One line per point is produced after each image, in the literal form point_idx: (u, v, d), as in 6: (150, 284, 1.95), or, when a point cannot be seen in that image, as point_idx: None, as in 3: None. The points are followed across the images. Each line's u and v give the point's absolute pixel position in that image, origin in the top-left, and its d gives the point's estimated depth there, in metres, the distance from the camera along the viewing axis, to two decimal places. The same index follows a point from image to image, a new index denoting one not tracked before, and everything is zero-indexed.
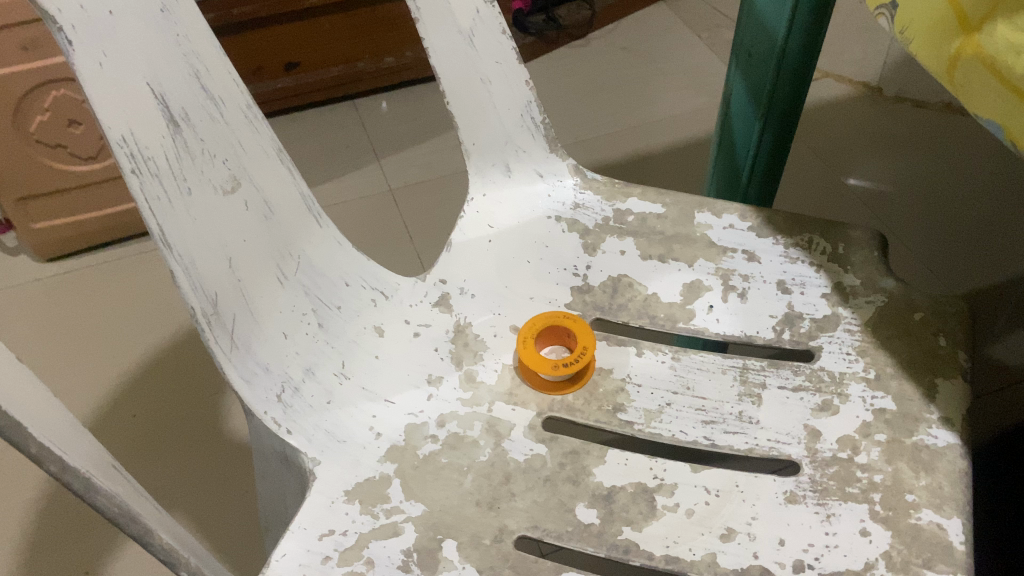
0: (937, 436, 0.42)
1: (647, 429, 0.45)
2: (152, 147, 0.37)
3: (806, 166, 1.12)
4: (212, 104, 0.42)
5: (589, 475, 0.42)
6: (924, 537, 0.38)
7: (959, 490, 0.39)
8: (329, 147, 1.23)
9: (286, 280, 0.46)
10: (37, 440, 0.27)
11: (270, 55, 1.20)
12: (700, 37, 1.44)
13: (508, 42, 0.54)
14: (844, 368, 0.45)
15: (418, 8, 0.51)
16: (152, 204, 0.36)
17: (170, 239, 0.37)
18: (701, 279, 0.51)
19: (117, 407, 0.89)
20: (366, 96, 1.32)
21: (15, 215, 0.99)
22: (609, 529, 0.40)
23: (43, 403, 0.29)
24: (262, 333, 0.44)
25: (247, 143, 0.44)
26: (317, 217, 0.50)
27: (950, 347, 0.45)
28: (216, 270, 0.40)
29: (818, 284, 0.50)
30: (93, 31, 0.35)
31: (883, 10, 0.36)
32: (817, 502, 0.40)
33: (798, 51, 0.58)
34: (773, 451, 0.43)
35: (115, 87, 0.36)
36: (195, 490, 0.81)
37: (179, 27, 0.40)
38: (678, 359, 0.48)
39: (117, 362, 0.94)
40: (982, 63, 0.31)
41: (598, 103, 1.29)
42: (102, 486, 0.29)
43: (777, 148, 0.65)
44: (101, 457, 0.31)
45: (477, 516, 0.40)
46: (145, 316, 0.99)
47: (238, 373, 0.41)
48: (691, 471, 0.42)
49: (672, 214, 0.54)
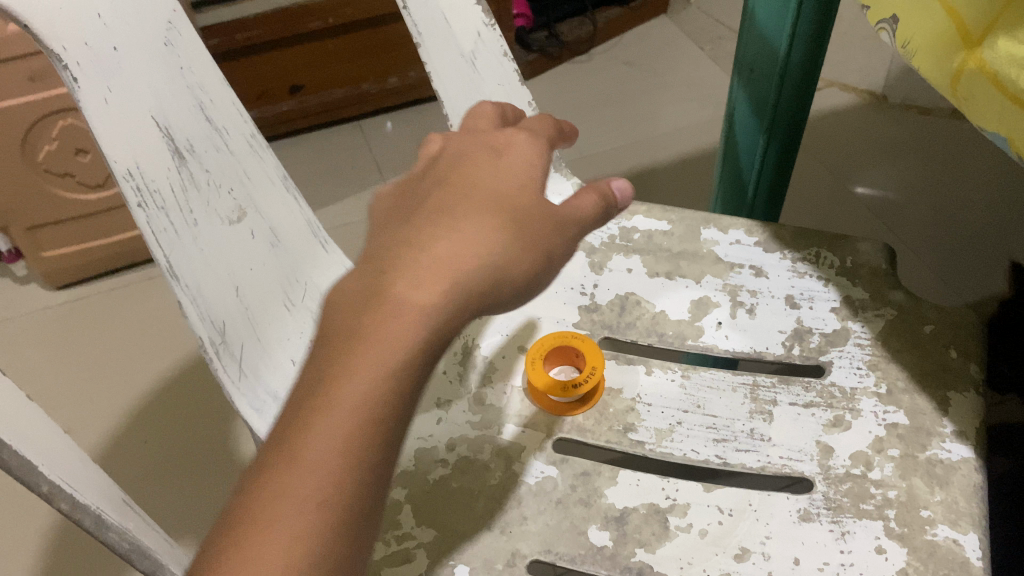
0: (952, 450, 0.41)
1: (658, 449, 0.45)
2: (157, 180, 0.37)
3: (810, 179, 1.12)
4: (217, 135, 0.42)
5: (600, 496, 0.42)
6: (941, 553, 0.38)
7: (974, 504, 0.39)
8: (335, 168, 1.24)
9: (294, 307, 0.46)
10: (48, 479, 0.26)
11: (276, 79, 1.21)
12: (702, 49, 1.44)
13: (509, 63, 0.55)
14: (855, 383, 0.45)
15: (420, 34, 0.51)
16: (158, 236, 0.36)
17: (177, 269, 0.37)
18: (709, 296, 0.51)
19: (130, 432, 0.90)
20: (372, 116, 1.34)
21: (25, 244, 1.00)
22: (623, 552, 0.40)
23: (52, 438, 0.29)
24: (274, 361, 0.44)
25: (253, 172, 0.44)
26: (324, 243, 0.50)
27: (962, 360, 0.45)
28: (224, 298, 0.40)
29: (828, 298, 0.49)
30: (101, 67, 0.35)
31: (884, 25, 0.36)
32: (831, 520, 0.40)
33: (800, 64, 0.58)
34: (785, 469, 0.42)
35: (119, 122, 0.36)
36: (205, 515, 0.82)
37: (184, 60, 0.40)
38: (687, 377, 0.48)
39: (128, 388, 0.95)
40: (985, 77, 0.31)
41: (600, 118, 1.30)
42: (113, 522, 0.29)
43: (783, 159, 0.65)
44: (112, 493, 0.30)
45: (489, 540, 0.41)
46: (155, 341, 1.00)
47: (247, 402, 0.41)
48: (703, 491, 0.42)
49: (679, 230, 0.55)
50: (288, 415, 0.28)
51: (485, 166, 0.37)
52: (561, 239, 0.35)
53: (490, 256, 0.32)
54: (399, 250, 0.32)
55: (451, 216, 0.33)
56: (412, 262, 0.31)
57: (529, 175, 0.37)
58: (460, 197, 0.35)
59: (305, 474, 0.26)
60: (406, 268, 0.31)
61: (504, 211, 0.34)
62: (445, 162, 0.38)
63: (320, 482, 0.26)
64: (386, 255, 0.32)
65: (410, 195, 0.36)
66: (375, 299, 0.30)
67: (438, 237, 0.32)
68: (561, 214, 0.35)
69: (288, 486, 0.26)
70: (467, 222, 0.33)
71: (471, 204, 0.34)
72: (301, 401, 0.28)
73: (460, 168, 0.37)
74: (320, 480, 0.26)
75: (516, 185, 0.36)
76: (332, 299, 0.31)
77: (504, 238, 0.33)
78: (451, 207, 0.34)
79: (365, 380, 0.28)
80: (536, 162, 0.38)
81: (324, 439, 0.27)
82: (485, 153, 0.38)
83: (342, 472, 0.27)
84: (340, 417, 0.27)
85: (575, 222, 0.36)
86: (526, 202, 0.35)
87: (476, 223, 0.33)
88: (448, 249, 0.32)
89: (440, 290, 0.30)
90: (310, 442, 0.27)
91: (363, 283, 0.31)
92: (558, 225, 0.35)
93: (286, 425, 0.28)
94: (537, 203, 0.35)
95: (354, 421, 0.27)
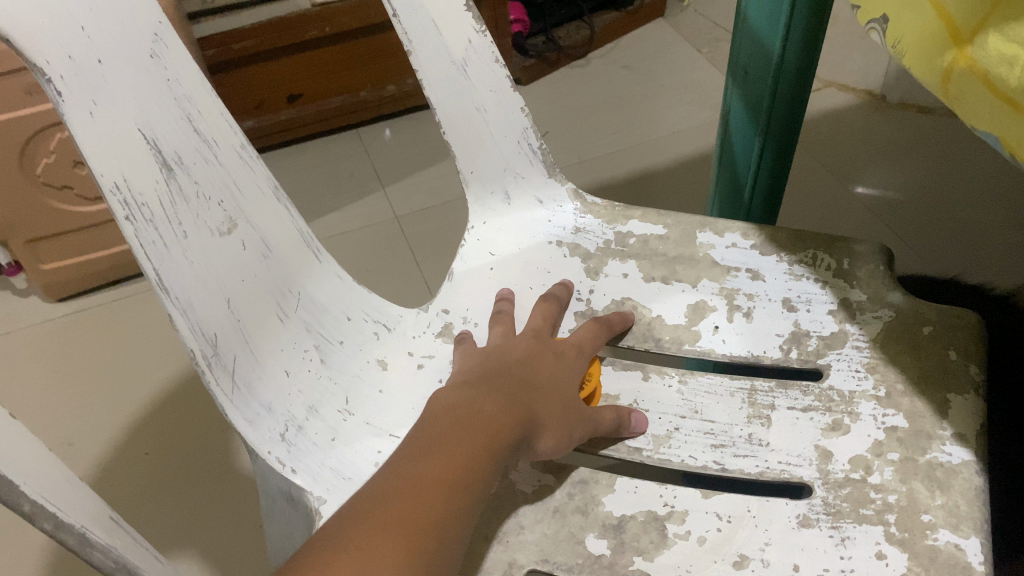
0: (952, 453, 0.41)
1: (656, 455, 0.44)
2: (145, 193, 0.37)
3: (811, 184, 1.12)
4: (206, 147, 0.42)
5: (599, 505, 0.42)
6: (942, 559, 0.37)
7: (976, 508, 0.39)
8: (334, 176, 1.24)
9: (286, 317, 0.46)
10: (30, 498, 0.26)
11: (274, 89, 1.22)
12: (700, 51, 1.45)
13: (502, 70, 0.54)
14: (854, 386, 0.45)
15: (410, 40, 0.51)
16: (147, 250, 0.36)
17: (167, 283, 0.37)
18: (705, 300, 0.51)
19: (131, 444, 0.90)
20: (370, 123, 1.35)
21: (25, 257, 1.00)
22: (621, 560, 0.39)
23: (38, 459, 0.28)
24: (265, 372, 0.44)
25: (244, 183, 0.44)
26: (316, 252, 0.50)
27: (961, 361, 0.44)
28: (215, 311, 0.40)
29: (824, 300, 0.49)
30: (84, 81, 0.35)
31: (875, 25, 0.36)
32: (831, 526, 0.39)
33: (796, 67, 0.58)
34: (784, 474, 0.42)
35: (106, 136, 0.35)
36: (204, 530, 0.82)
37: (169, 71, 0.40)
38: (685, 382, 0.47)
39: (128, 400, 0.94)
40: (975, 75, 0.31)
41: (598, 122, 1.30)
42: (98, 541, 0.28)
43: (779, 163, 0.65)
44: (99, 511, 0.30)
45: (488, 550, 0.40)
46: (156, 351, 1.00)
47: (242, 414, 0.41)
48: (702, 497, 0.42)
49: (674, 234, 0.55)
50: (371, 491, 0.34)
51: (546, 360, 0.46)
52: (583, 437, 0.43)
53: (533, 430, 0.41)
54: (477, 392, 0.41)
55: (516, 389, 0.42)
56: (485, 404, 0.40)
57: (572, 376, 0.46)
58: (523, 374, 0.44)
59: (383, 537, 0.32)
60: (485, 401, 0.40)
61: (551, 400, 0.43)
62: (513, 341, 0.48)
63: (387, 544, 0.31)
64: (468, 394, 0.41)
65: (481, 359, 0.46)
66: (460, 422, 0.38)
67: (509, 397, 0.41)
68: (588, 417, 0.43)
69: (366, 543, 0.31)
70: (524, 400, 0.42)
71: (543, 380, 0.44)
72: (387, 482, 0.34)
73: (523, 351, 0.46)
74: (395, 545, 0.31)
75: (567, 375, 0.45)
76: (425, 416, 0.39)
77: (546, 419, 0.42)
78: (522, 380, 0.43)
79: (439, 475, 0.35)
80: (579, 363, 0.47)
81: (403, 512, 0.33)
82: (545, 347, 0.47)
83: (411, 544, 0.32)
84: (417, 499, 0.34)
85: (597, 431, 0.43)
86: (570, 395, 0.44)
87: (531, 403, 0.42)
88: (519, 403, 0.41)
89: (501, 435, 0.38)
90: (390, 511, 0.33)
91: (451, 409, 0.39)
92: (585, 424, 0.43)
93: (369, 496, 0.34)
94: (574, 403, 0.44)
95: (427, 503, 0.34)
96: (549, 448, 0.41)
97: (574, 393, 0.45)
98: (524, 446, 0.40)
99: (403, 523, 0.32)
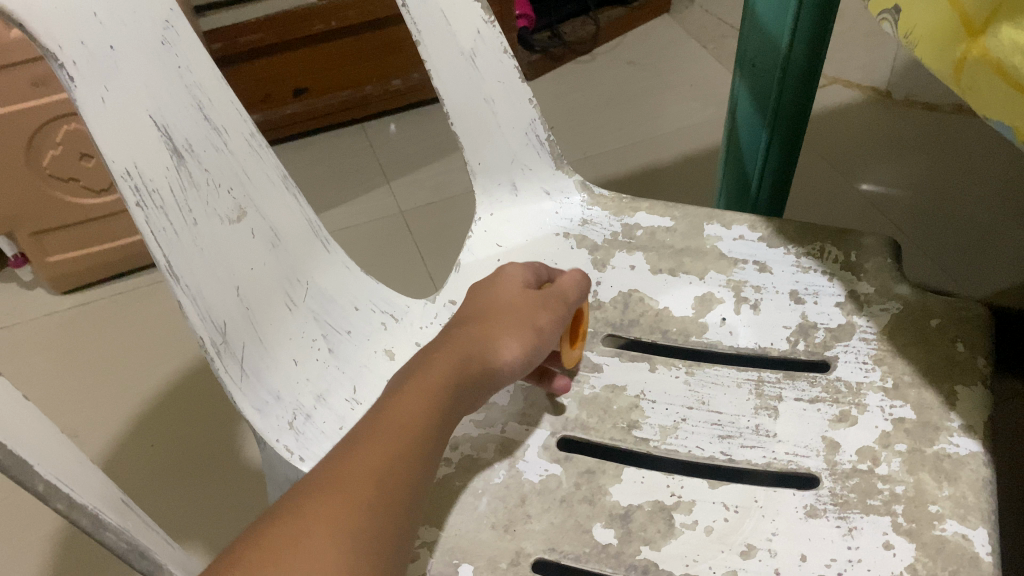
0: (959, 444, 0.41)
1: (662, 446, 0.44)
2: (156, 180, 0.37)
3: (816, 179, 1.12)
4: (216, 135, 0.42)
5: (605, 494, 0.42)
6: (950, 549, 0.37)
7: (983, 499, 0.39)
8: (339, 171, 1.24)
9: (295, 307, 0.47)
10: (44, 478, 0.27)
11: (279, 83, 1.22)
12: (706, 47, 1.44)
13: (510, 61, 0.54)
14: (861, 377, 0.45)
15: (419, 32, 0.52)
16: (158, 236, 0.36)
17: (177, 269, 0.37)
18: (713, 292, 0.51)
19: (137, 435, 0.90)
20: (376, 118, 1.34)
21: (32, 249, 1.00)
22: (627, 550, 0.39)
23: (52, 440, 0.29)
24: (274, 362, 0.44)
25: (253, 172, 0.44)
26: (324, 241, 0.50)
27: (969, 352, 0.44)
28: (225, 299, 0.40)
29: (832, 292, 0.49)
30: (97, 68, 0.35)
31: (886, 15, 0.36)
32: (838, 516, 0.39)
33: (804, 60, 0.58)
34: (792, 464, 0.42)
35: (118, 123, 0.36)
36: (210, 522, 0.82)
37: (180, 59, 0.40)
38: (692, 374, 0.47)
39: (134, 393, 0.95)
40: (989, 66, 0.31)
41: (603, 118, 1.30)
42: (111, 523, 0.29)
43: (786, 157, 0.65)
44: (111, 492, 0.31)
45: (493, 539, 0.40)
46: (162, 344, 1.00)
47: (250, 402, 0.41)
48: (708, 488, 0.42)
49: (682, 227, 0.55)
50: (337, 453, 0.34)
51: (481, 292, 0.47)
52: (546, 318, 0.45)
53: (485, 346, 0.42)
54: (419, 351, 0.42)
55: (453, 329, 0.44)
56: (423, 354, 0.41)
57: (509, 286, 0.47)
58: (460, 318, 0.45)
59: (343, 497, 0.31)
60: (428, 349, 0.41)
61: (493, 316, 0.44)
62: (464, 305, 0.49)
63: (344, 513, 0.30)
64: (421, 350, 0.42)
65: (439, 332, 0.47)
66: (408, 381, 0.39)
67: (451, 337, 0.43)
68: (532, 303, 0.45)
69: (325, 504, 0.30)
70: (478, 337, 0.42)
71: (480, 307, 0.46)
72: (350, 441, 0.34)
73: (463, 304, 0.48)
74: (360, 505, 0.31)
75: (506, 290, 0.47)
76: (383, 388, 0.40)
77: (495, 331, 0.43)
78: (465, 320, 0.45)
79: (396, 432, 0.35)
80: (518, 280, 0.47)
81: (361, 471, 0.33)
82: (481, 283, 0.48)
83: (372, 513, 0.31)
84: (378, 471, 0.33)
85: (573, 303, 0.47)
86: (510, 300, 0.46)
87: (486, 330, 0.43)
88: (460, 335, 0.43)
89: (456, 381, 0.39)
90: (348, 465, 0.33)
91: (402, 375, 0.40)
92: (541, 310, 0.45)
93: (329, 461, 0.33)
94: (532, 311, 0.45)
95: (385, 470, 0.33)
96: (520, 348, 0.43)
97: (514, 297, 0.46)
98: (488, 361, 0.42)
99: (365, 486, 0.32)
